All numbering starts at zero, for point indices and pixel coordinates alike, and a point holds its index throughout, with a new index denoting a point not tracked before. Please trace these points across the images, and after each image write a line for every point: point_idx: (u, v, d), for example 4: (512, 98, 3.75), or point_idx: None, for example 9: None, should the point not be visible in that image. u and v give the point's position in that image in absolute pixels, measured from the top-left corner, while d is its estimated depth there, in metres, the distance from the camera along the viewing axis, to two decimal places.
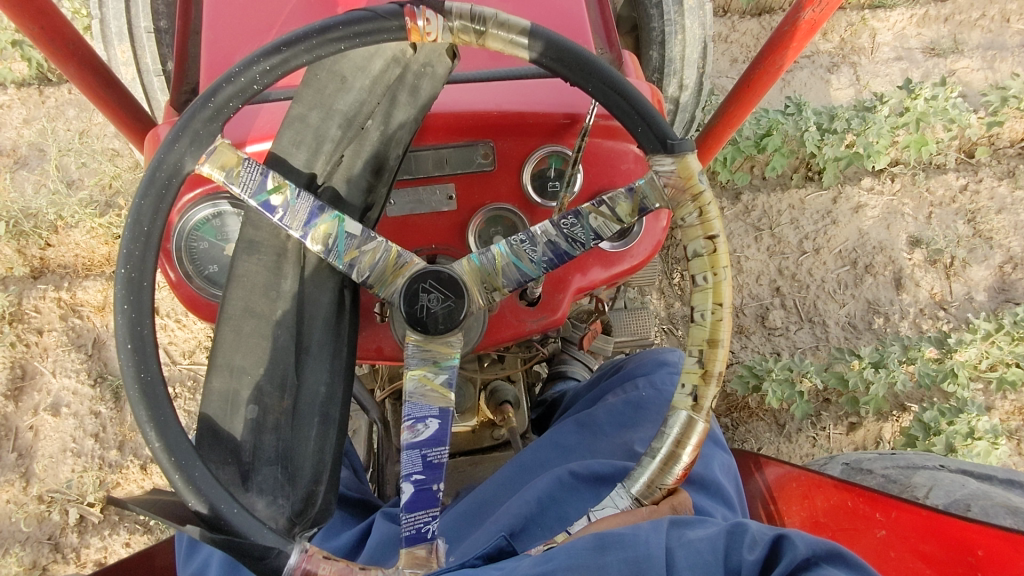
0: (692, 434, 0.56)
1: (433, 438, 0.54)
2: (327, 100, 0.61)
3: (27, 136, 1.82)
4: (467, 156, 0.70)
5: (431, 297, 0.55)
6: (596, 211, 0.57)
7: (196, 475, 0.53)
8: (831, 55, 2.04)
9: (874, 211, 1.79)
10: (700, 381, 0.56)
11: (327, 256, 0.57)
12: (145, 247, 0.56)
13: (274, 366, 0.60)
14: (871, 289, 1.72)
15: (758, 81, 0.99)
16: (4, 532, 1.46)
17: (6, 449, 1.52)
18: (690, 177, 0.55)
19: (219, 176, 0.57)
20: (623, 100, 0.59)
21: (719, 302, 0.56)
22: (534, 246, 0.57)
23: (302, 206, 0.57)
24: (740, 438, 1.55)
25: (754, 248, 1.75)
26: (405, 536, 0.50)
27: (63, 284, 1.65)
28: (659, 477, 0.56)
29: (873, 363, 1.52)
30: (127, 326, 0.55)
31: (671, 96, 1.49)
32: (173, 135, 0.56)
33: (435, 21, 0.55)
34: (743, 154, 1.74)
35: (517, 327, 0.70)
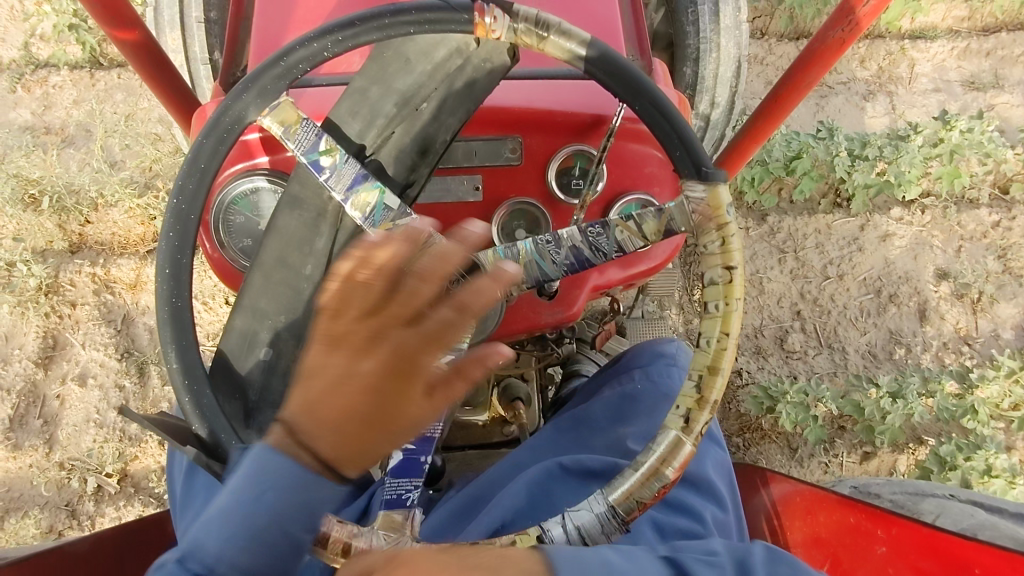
0: (677, 454, 0.56)
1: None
2: (387, 77, 0.64)
3: (76, 117, 1.90)
4: (495, 147, 0.72)
5: (451, 277, 0.57)
6: (623, 224, 0.58)
7: (202, 402, 0.57)
8: (867, 83, 2.03)
9: (902, 241, 1.78)
10: (694, 406, 0.56)
11: (362, 222, 0.59)
12: (199, 182, 0.60)
13: (293, 317, 0.62)
14: (893, 318, 1.70)
15: (787, 96, 1.00)
16: (25, 495, 1.50)
17: (33, 415, 1.57)
18: (720, 209, 0.56)
19: (277, 130, 0.60)
20: (666, 123, 0.60)
21: (726, 332, 0.56)
22: (558, 248, 0.59)
23: (348, 170, 0.59)
24: (751, 459, 1.54)
25: (777, 270, 1.74)
26: (386, 499, 0.58)
27: (98, 260, 1.71)
28: (639, 488, 0.55)
29: (891, 393, 1.52)
30: (169, 252, 0.60)
31: (701, 113, 1.50)
32: (242, 86, 0.60)
33: (502, 20, 0.58)
34: (772, 175, 1.73)
35: (533, 319, 0.71)
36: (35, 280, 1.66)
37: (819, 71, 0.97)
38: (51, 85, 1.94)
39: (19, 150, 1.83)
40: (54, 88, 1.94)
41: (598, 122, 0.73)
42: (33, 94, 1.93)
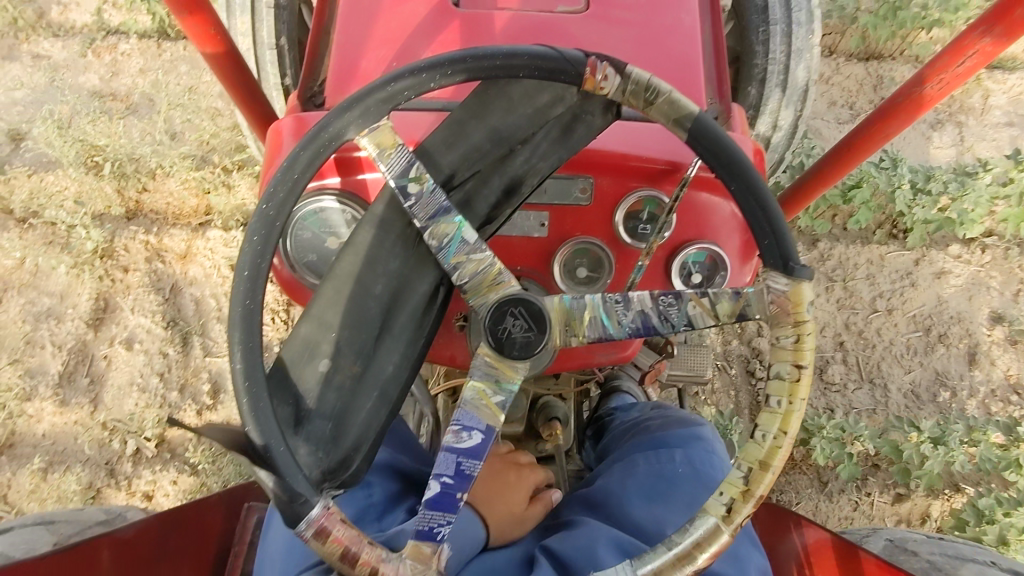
0: (713, 542, 0.54)
1: (473, 449, 0.56)
2: (485, 112, 0.63)
3: (141, 85, 1.94)
4: (566, 185, 0.71)
5: (516, 322, 0.57)
6: (698, 300, 0.57)
7: (262, 405, 0.58)
8: (937, 111, 1.97)
9: (957, 280, 1.72)
10: (738, 496, 0.55)
11: (437, 253, 0.60)
12: (289, 191, 0.61)
13: (356, 332, 0.63)
14: (941, 359, 1.66)
15: (860, 146, 0.98)
16: (68, 450, 1.56)
17: (80, 373, 1.63)
18: (800, 304, 0.55)
19: (372, 151, 0.60)
20: (760, 210, 0.59)
21: (784, 430, 0.55)
22: (627, 309, 0.58)
23: (434, 201, 0.59)
24: (779, 488, 1.51)
25: (823, 298, 1.70)
26: (417, 529, 0.54)
27: (152, 229, 1.76)
28: (670, 568, 0.53)
29: (933, 438, 1.47)
30: (250, 254, 0.61)
31: (762, 134, 1.46)
32: (346, 104, 0.60)
33: (613, 79, 0.59)
34: (828, 203, 1.70)
35: (586, 357, 0.71)
36: (92, 243, 1.72)
37: (901, 122, 0.93)
38: (120, 52, 1.99)
39: (85, 114, 1.89)
40: (122, 55, 1.98)
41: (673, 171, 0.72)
42: (102, 59, 1.98)
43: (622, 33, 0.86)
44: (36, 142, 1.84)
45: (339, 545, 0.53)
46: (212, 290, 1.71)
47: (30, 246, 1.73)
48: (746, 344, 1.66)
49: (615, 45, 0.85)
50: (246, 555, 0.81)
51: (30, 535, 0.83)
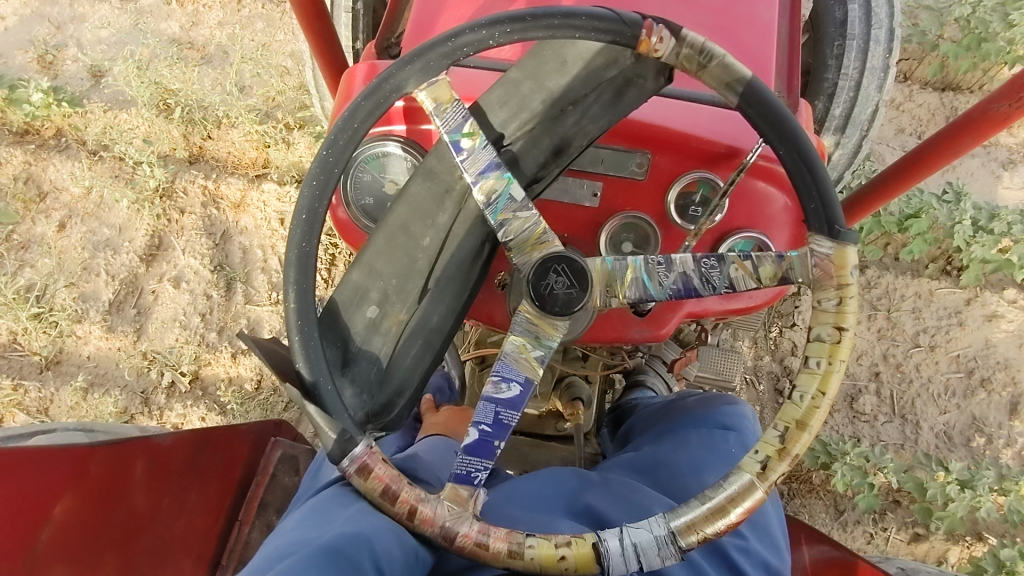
0: (747, 498, 0.55)
1: (511, 400, 0.58)
2: (542, 75, 0.65)
3: (218, 37, 2.01)
4: (623, 159, 0.72)
5: (559, 279, 0.58)
6: (740, 263, 0.58)
7: (311, 344, 0.60)
8: (1010, 151, 1.90)
9: (1009, 325, 1.66)
10: (773, 454, 0.55)
11: (485, 209, 0.60)
12: (350, 139, 0.63)
13: (404, 282, 0.65)
14: (980, 404, 1.60)
15: (926, 162, 0.95)
16: (108, 373, 1.64)
17: (128, 303, 1.70)
18: (844, 267, 0.55)
19: (428, 106, 0.61)
20: (807, 174, 0.59)
21: (822, 391, 0.55)
22: (668, 271, 0.58)
23: (484, 156, 0.60)
24: (793, 509, 1.49)
25: (865, 325, 1.67)
26: (455, 473, 0.56)
27: (211, 175, 1.82)
28: (701, 524, 0.54)
29: (960, 480, 1.43)
30: (309, 199, 0.62)
31: (822, 149, 1.42)
32: (409, 57, 0.61)
33: (668, 42, 0.58)
34: (882, 229, 1.66)
35: (621, 331, 0.72)
36: (154, 181, 1.79)
37: (969, 143, 0.91)
38: (202, 4, 2.06)
39: (163, 59, 1.96)
40: (204, 7, 2.06)
41: (732, 156, 0.72)
42: (185, 9, 2.05)
43: (699, 16, 0.85)
44: (115, 80, 1.93)
45: (380, 482, 0.56)
46: (260, 241, 1.77)
47: (98, 177, 1.81)
48: (778, 362, 1.64)
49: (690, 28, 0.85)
50: (266, 486, 0.85)
51: (69, 435, 0.89)
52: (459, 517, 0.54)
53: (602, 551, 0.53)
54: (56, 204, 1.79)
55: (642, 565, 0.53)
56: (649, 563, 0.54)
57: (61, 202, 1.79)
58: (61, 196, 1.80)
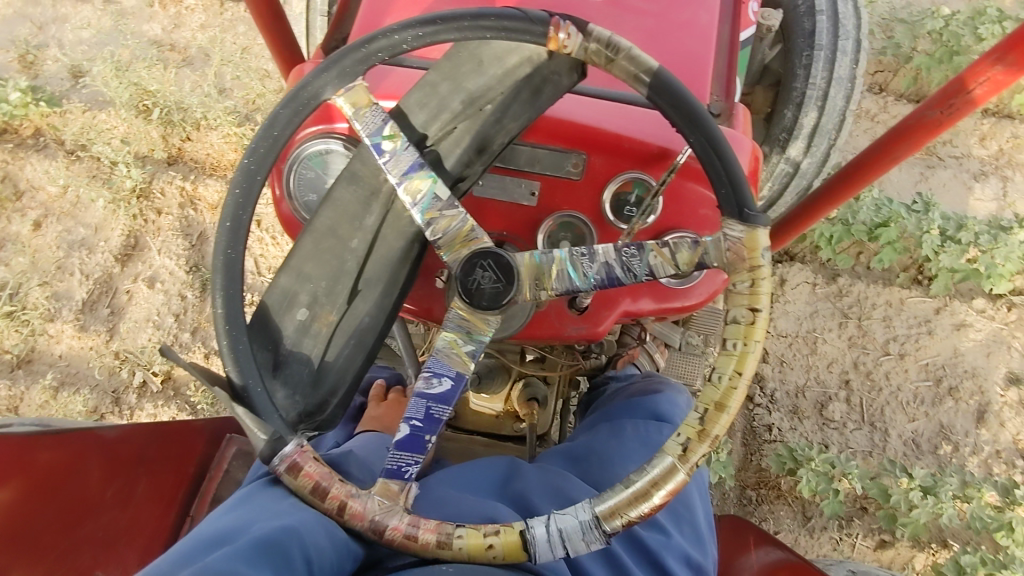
0: (669, 480, 0.55)
1: (442, 395, 0.59)
2: (460, 76, 0.66)
3: (199, 39, 2.02)
4: (559, 158, 0.73)
5: (485, 274, 0.59)
6: (658, 250, 0.57)
7: (239, 348, 0.61)
8: (982, 163, 1.92)
9: (977, 334, 1.68)
10: (694, 436, 0.56)
11: (411, 207, 0.61)
12: (270, 147, 0.64)
13: (333, 284, 0.66)
14: (948, 412, 1.62)
15: (869, 167, 0.97)
16: (80, 373, 1.64)
17: (102, 303, 1.70)
18: (754, 250, 0.55)
19: (348, 110, 0.62)
20: (717, 159, 0.59)
21: (739, 371, 0.55)
22: (592, 262, 0.58)
23: (406, 157, 0.62)
24: (760, 515, 1.52)
25: (835, 333, 1.68)
26: (386, 468, 0.56)
27: (189, 176, 1.83)
28: (625, 508, 0.54)
29: (923, 487, 1.44)
30: (232, 207, 0.63)
31: (792, 158, 1.44)
32: (324, 65, 0.63)
33: (575, 37, 0.59)
34: (852, 237, 1.67)
35: (556, 329, 0.73)
36: (131, 181, 1.79)
37: (909, 148, 0.93)
38: (185, 7, 2.07)
39: (142, 60, 1.96)
40: (186, 9, 2.07)
41: (666, 157, 0.73)
42: (167, 11, 2.06)
43: (637, 20, 0.87)
44: (94, 81, 1.93)
45: (309, 479, 0.56)
46: None
47: (74, 177, 1.81)
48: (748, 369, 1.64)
49: (626, 32, 0.87)
50: (220, 482, 0.85)
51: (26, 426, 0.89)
52: (389, 511, 0.55)
53: (529, 539, 0.54)
54: (32, 203, 1.79)
55: (568, 551, 0.54)
56: (575, 549, 0.54)
57: (37, 201, 1.80)
58: (38, 196, 1.80)
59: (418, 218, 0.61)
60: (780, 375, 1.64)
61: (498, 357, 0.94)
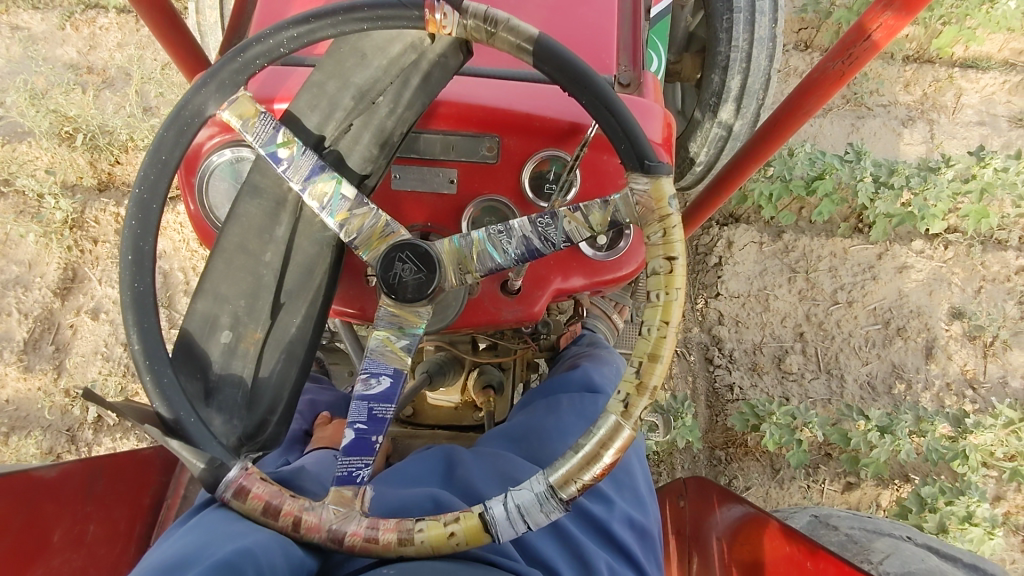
0: (617, 439, 0.55)
1: (384, 394, 0.59)
2: (345, 72, 0.68)
3: (117, 59, 1.96)
4: (473, 145, 0.79)
5: (406, 267, 0.59)
6: (571, 216, 0.59)
7: (165, 381, 0.59)
8: (909, 108, 1.98)
9: (919, 275, 1.74)
10: (633, 391, 0.55)
11: (321, 212, 0.62)
12: (160, 173, 0.63)
13: (253, 302, 0.66)
14: (898, 352, 1.67)
15: (785, 122, 1.00)
16: (30, 415, 1.58)
17: (46, 340, 1.65)
18: (661, 200, 0.57)
19: (235, 123, 0.62)
20: (611, 117, 0.60)
21: (665, 321, 0.56)
22: (510, 238, 0.60)
23: (305, 162, 0.62)
24: (730, 473, 1.56)
25: (785, 288, 1.72)
26: (337, 476, 0.56)
27: (123, 201, 1.78)
28: (577, 473, 0.54)
29: (880, 427, 1.49)
30: (131, 239, 0.62)
31: (723, 121, 1.48)
32: (202, 80, 0.63)
33: (452, 16, 0.59)
34: (791, 193, 1.71)
35: (494, 314, 0.81)
36: (61, 213, 1.73)
37: (818, 101, 0.96)
38: (98, 26, 2.00)
39: (58, 86, 1.89)
40: (100, 28, 2.01)
41: (576, 131, 0.80)
42: (80, 32, 1.99)
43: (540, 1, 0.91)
44: (9, 112, 1.86)
45: (259, 500, 0.55)
46: (180, 263, 1.73)
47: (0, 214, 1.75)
48: (707, 332, 1.69)
49: (529, 14, 0.90)
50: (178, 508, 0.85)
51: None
52: (347, 518, 0.54)
53: (489, 520, 0.53)
54: None
55: (530, 524, 0.54)
56: (536, 521, 0.54)
57: None
58: None
59: (330, 221, 0.62)
60: (737, 335, 1.68)
61: (449, 349, 0.94)
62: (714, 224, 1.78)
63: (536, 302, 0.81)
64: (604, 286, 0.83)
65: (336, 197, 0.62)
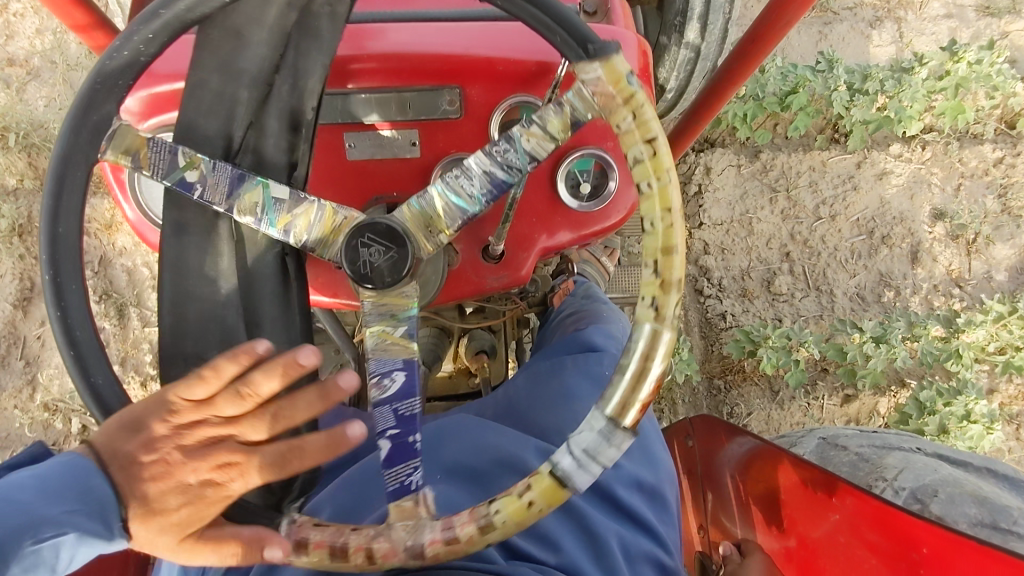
0: (658, 346, 0.48)
1: (403, 390, 0.55)
2: (227, 60, 0.61)
3: (39, 47, 1.86)
4: (431, 99, 0.74)
5: (372, 249, 0.55)
6: (527, 132, 0.55)
7: None
8: (875, 9, 1.92)
9: (898, 179, 1.72)
10: (659, 292, 0.50)
11: (260, 225, 0.58)
12: (66, 249, 0.56)
13: (227, 347, 0.61)
14: (885, 260, 1.66)
15: (764, 36, 0.94)
16: (11, 434, 1.53)
17: (14, 356, 1.57)
18: (618, 79, 0.51)
19: (126, 162, 0.57)
20: (535, 10, 0.56)
21: (667, 209, 0.50)
22: (470, 179, 0.56)
23: (220, 176, 0.58)
24: (730, 401, 1.57)
25: (768, 210, 1.69)
26: (389, 491, 0.51)
27: None
28: (632, 395, 0.48)
29: (875, 337, 1.49)
30: (62, 331, 0.56)
31: (690, 43, 1.40)
32: (71, 130, 0.55)
33: None
34: (766, 111, 1.66)
35: (478, 283, 0.77)
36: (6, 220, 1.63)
37: (798, 9, 0.90)
38: (11, 11, 1.88)
39: None
40: (13, 15, 1.88)
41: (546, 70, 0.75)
42: None
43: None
44: None
45: (321, 548, 0.50)
46: (143, 258, 1.66)
47: None
48: (694, 264, 1.67)
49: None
50: None
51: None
52: (418, 530, 0.49)
53: (561, 474, 0.48)
54: None
55: (604, 464, 0.48)
56: (608, 458, 0.48)
57: None
58: None
59: (271, 228, 0.58)
60: (724, 263, 1.66)
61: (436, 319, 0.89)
62: (690, 151, 1.73)
63: (521, 265, 0.78)
64: (601, 232, 0.79)
65: (264, 203, 0.58)
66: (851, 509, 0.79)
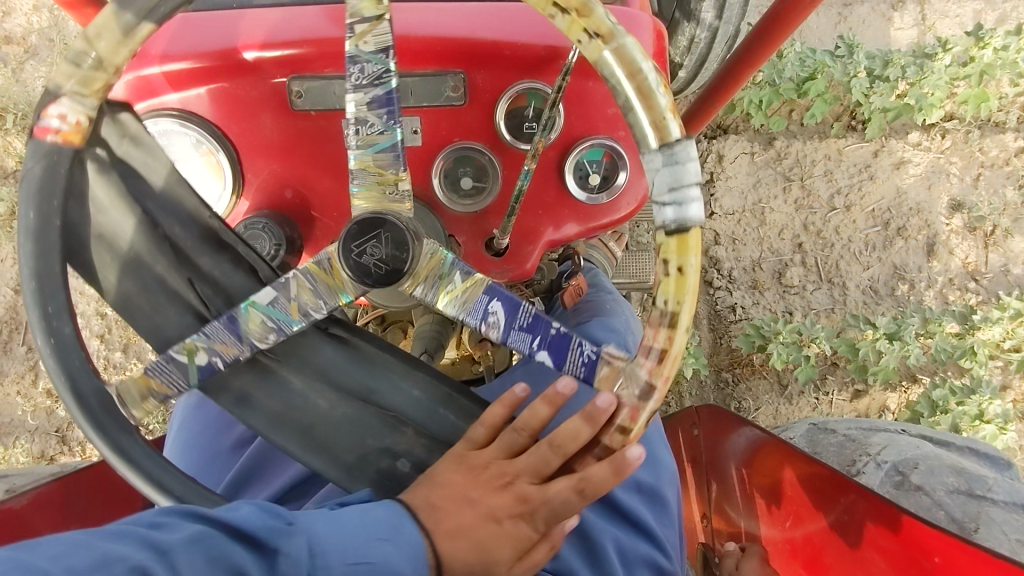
0: (631, 47, 0.44)
1: (509, 306, 0.52)
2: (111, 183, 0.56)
3: (37, 24, 1.81)
4: (433, 84, 0.71)
5: (372, 249, 0.53)
6: (355, 41, 0.53)
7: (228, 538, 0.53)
8: None
9: (916, 169, 1.67)
10: (593, 32, 0.44)
11: (288, 331, 0.56)
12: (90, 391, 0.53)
13: (358, 435, 0.57)
14: (900, 253, 1.63)
15: (783, 19, 0.91)
16: (14, 420, 1.53)
17: (16, 342, 1.56)
18: None
19: (155, 401, 0.55)
20: None
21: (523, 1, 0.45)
22: (364, 122, 0.55)
23: (218, 333, 0.55)
24: (738, 395, 1.55)
25: (781, 200, 1.66)
26: (585, 373, 0.50)
27: None
28: (658, 109, 0.45)
29: (888, 334, 1.46)
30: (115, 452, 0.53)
31: (707, 23, 1.35)
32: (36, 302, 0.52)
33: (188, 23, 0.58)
34: (782, 98, 1.61)
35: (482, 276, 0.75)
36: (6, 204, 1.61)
37: None
38: None
39: None
40: None
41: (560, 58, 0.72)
42: None
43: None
44: None
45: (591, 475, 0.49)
46: None
47: None
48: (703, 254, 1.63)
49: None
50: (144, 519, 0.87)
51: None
52: (632, 376, 0.47)
53: (680, 221, 0.44)
54: None
55: (692, 173, 0.44)
56: (687, 170, 0.44)
57: None
58: None
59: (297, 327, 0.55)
60: (734, 253, 1.63)
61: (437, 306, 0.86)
62: (702, 138, 1.69)
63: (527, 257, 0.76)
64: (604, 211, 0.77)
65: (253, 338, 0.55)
66: (858, 507, 0.81)
